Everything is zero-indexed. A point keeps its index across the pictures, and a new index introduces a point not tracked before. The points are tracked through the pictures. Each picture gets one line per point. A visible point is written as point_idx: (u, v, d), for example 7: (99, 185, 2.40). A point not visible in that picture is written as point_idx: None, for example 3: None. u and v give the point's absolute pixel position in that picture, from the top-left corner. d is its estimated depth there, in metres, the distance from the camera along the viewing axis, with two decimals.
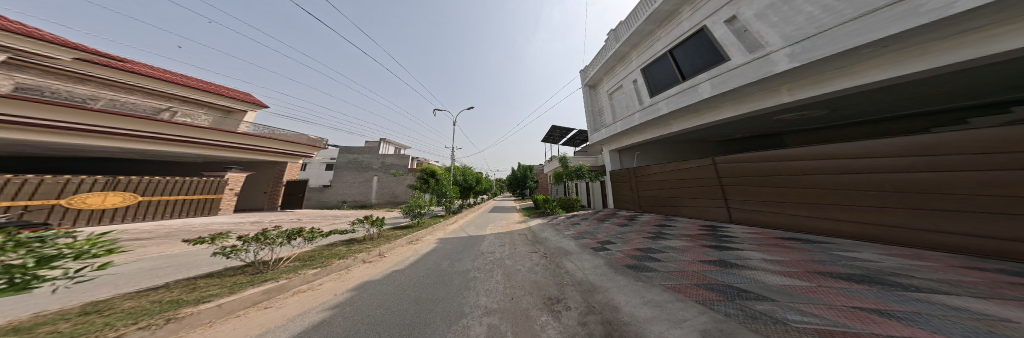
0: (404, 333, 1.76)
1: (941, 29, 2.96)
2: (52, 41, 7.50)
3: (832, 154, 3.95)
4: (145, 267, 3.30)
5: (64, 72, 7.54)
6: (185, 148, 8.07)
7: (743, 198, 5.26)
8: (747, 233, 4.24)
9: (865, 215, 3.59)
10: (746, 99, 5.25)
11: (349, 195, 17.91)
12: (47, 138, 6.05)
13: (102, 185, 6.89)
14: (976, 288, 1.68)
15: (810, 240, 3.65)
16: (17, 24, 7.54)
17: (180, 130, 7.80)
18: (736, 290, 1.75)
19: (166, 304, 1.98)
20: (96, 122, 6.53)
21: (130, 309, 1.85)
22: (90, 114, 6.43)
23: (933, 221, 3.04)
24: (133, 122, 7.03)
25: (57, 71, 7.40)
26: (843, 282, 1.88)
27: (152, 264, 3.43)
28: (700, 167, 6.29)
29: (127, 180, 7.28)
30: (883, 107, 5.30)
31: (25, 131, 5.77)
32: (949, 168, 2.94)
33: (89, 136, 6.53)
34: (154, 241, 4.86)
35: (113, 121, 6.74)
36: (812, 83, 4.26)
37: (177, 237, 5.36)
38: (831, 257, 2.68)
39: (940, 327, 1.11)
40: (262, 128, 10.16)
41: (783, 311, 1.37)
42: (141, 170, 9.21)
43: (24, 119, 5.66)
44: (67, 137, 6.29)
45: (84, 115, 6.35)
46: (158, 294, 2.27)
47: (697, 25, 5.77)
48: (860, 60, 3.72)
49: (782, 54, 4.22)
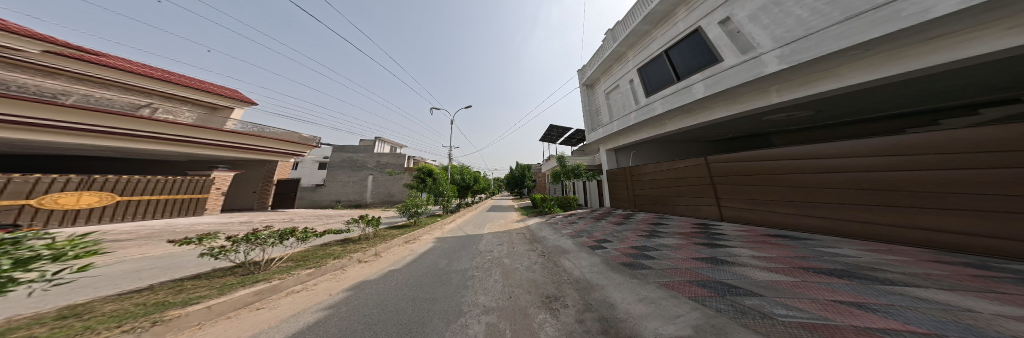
0: (402, 333, 1.74)
1: (920, 33, 3.09)
2: (19, 32, 7.06)
3: (818, 153, 4.09)
4: (127, 269, 3.18)
5: (34, 65, 7.12)
6: (167, 146, 7.76)
7: (734, 196, 5.39)
8: (737, 231, 4.36)
9: (845, 212, 3.73)
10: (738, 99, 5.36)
11: (343, 194, 17.60)
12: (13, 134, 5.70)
13: (75, 184, 6.58)
14: (945, 280, 1.78)
15: (795, 237, 3.78)
16: None
17: (161, 128, 7.49)
18: (727, 287, 1.80)
19: (151, 306, 1.92)
20: (71, 119, 6.22)
21: (113, 312, 1.78)
22: (62, 110, 6.10)
23: (903, 217, 3.22)
24: (109, 118, 6.70)
25: (25, 63, 6.97)
26: (826, 277, 1.96)
27: (136, 266, 3.32)
28: (693, 166, 6.41)
29: (103, 179, 6.97)
30: (867, 108, 5.50)
31: None
32: (923, 167, 3.09)
33: (60, 133, 6.19)
34: (137, 243, 4.68)
35: (89, 117, 6.43)
36: (800, 84, 4.39)
37: (161, 238, 5.18)
38: (816, 253, 2.78)
39: (911, 319, 1.17)
40: (251, 126, 9.83)
41: (771, 306, 1.41)
42: (121, 168, 8.85)
43: None
44: (35, 134, 5.94)
45: (55, 110, 6.02)
46: (142, 297, 2.19)
47: (692, 26, 5.86)
48: (845, 62, 3.84)
49: (771, 55, 4.33)
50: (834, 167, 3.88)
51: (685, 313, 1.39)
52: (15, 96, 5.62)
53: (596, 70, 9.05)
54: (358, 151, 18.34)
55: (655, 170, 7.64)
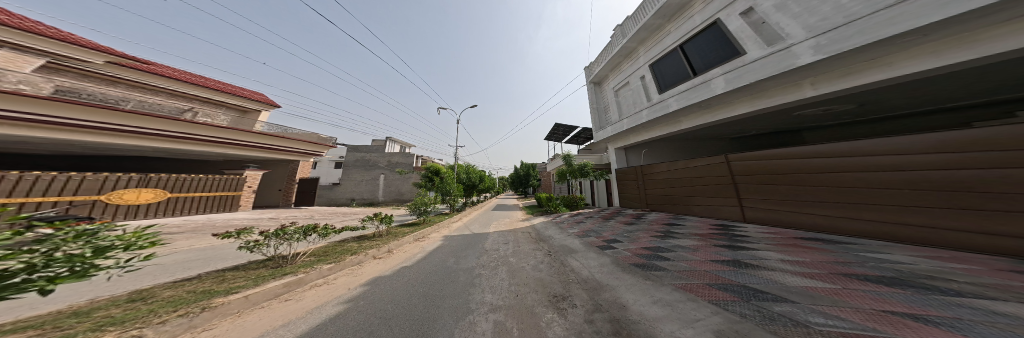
0: (414, 328, 1.80)
1: (991, 14, 2.78)
2: (84, 45, 7.93)
3: (861, 151, 3.78)
4: (172, 260, 3.44)
5: (96, 74, 7.95)
6: (205, 148, 8.36)
7: (758, 196, 5.12)
8: (762, 233, 4.13)
9: (893, 215, 3.45)
10: (763, 94, 5.06)
11: (356, 193, 18.32)
12: (78, 137, 6.33)
13: (136, 182, 7.28)
14: (1023, 293, 1.59)
15: (832, 240, 3.53)
16: (46, 28, 7.90)
17: (200, 130, 8.09)
18: (752, 291, 1.71)
19: (200, 293, 2.09)
20: (125, 122, 6.82)
21: (169, 297, 1.95)
22: (118, 115, 6.71)
23: (976, 222, 2.87)
24: (157, 122, 7.31)
25: (89, 73, 7.80)
26: (871, 284, 1.82)
27: (175, 257, 3.58)
28: (712, 164, 6.12)
29: (158, 178, 7.68)
30: (914, 101, 5.02)
31: (55, 130, 6.02)
32: (998, 165, 2.74)
33: (114, 135, 6.76)
34: (179, 236, 5.08)
35: (140, 120, 7.03)
36: (837, 76, 4.09)
37: (199, 232, 5.61)
38: (858, 259, 2.59)
39: (983, 334, 1.06)
40: (275, 128, 10.46)
41: (805, 313, 1.33)
42: (165, 168, 9.63)
43: (58, 119, 5.96)
44: (95, 136, 6.54)
45: (111, 115, 6.62)
46: (185, 285, 2.37)
47: (710, 19, 5.60)
48: (895, 50, 3.52)
49: (804, 46, 4.05)
50: (881, 165, 3.57)
51: (703, 317, 1.33)
52: (78, 102, 6.24)
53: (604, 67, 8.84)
54: (371, 151, 19.03)
55: (669, 169, 7.40)
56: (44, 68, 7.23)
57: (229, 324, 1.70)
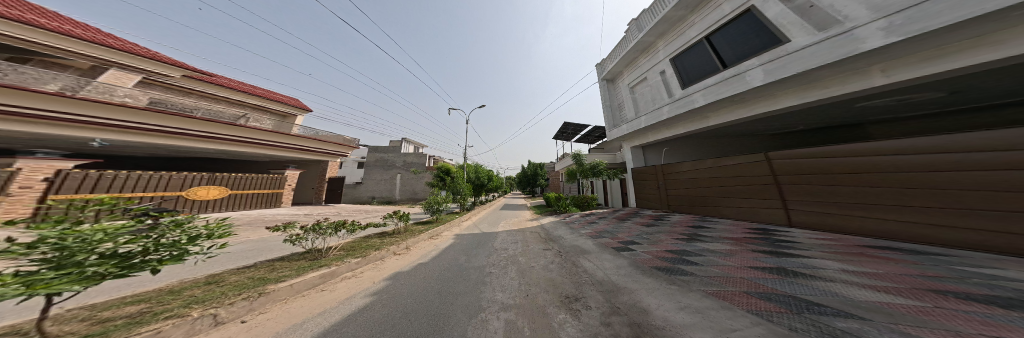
0: (430, 322, 1.86)
1: None
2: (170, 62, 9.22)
3: (942, 148, 3.30)
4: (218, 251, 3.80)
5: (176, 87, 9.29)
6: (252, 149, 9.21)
7: (800, 198, 4.72)
8: (815, 239, 3.74)
9: (978, 221, 3.03)
10: (816, 84, 4.60)
11: (374, 191, 19.24)
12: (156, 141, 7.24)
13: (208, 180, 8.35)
14: None
15: (907, 250, 3.14)
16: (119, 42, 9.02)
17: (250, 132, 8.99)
18: (804, 303, 1.58)
19: (254, 280, 2.30)
20: (191, 126, 7.74)
21: (229, 283, 2.17)
22: (184, 120, 7.59)
23: None
24: (216, 126, 8.21)
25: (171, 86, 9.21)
26: (968, 304, 1.59)
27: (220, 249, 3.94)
28: (745, 163, 5.73)
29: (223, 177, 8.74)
30: (1000, 89, 4.35)
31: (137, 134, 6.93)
32: None
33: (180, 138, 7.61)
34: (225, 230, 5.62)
35: (202, 125, 7.94)
36: (916, 60, 3.60)
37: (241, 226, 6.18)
38: (959, 274, 2.25)
39: None
40: (311, 131, 11.18)
41: (877, 331, 1.21)
42: (212, 167, 10.67)
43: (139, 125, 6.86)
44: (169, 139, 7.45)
45: (179, 120, 7.51)
46: (243, 273, 2.67)
47: (742, 7, 5.26)
48: (1002, 26, 3.00)
49: (870, 28, 3.60)
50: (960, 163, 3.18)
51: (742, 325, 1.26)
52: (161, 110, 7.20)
53: (618, 63, 8.54)
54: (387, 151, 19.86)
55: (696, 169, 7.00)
56: (143, 83, 8.87)
57: (280, 309, 1.88)
